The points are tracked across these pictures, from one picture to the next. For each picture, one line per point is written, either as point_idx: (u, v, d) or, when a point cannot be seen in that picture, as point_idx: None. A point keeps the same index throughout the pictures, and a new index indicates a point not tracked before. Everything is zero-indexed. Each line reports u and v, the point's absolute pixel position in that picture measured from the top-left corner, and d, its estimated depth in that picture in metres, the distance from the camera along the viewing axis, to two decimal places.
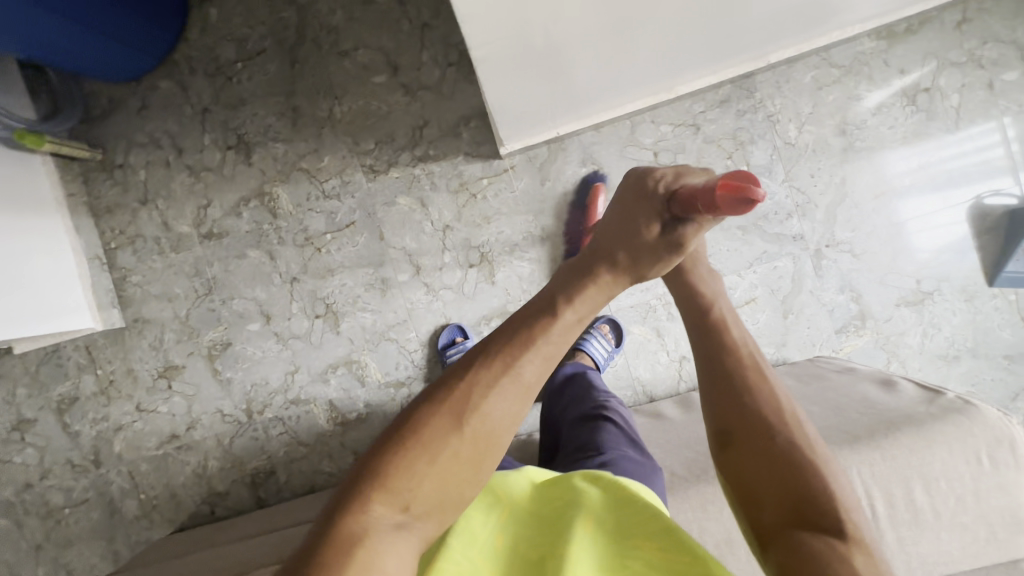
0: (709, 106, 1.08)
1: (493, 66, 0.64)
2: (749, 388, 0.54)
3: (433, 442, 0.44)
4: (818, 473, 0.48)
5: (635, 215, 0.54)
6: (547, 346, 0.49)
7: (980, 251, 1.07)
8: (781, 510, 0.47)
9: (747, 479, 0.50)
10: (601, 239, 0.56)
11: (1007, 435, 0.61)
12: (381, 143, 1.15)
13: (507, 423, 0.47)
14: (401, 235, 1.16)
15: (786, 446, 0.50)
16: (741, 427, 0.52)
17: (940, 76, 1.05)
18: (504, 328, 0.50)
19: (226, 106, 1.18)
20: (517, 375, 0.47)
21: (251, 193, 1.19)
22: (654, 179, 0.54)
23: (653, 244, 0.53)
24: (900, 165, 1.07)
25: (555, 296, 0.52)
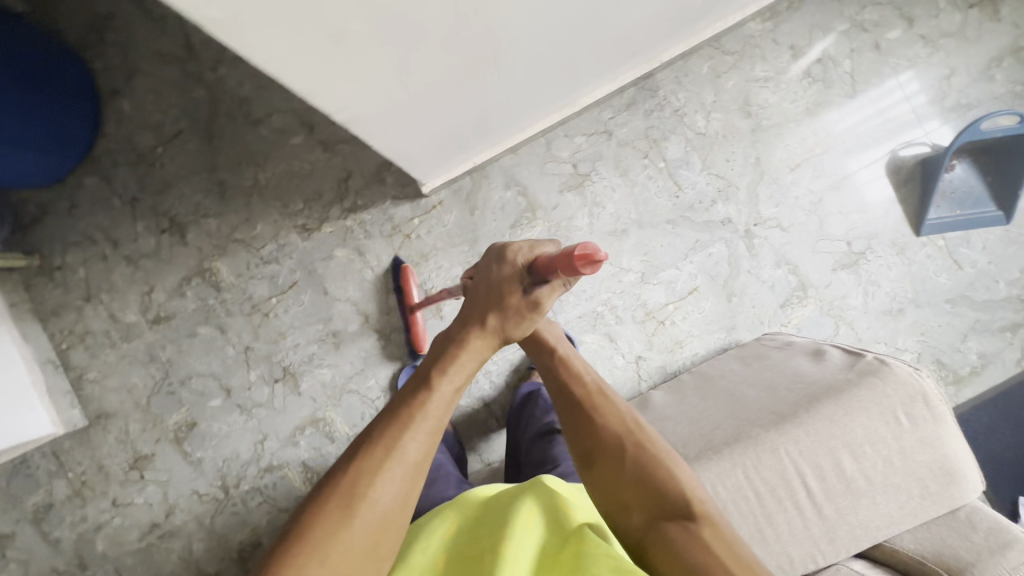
0: (618, 111, 1.11)
1: (365, 124, 0.65)
2: (596, 411, 0.65)
3: (322, 544, 0.44)
4: (665, 472, 0.58)
5: (503, 284, 0.64)
6: (431, 422, 0.53)
7: (902, 204, 1.10)
8: (646, 511, 0.56)
9: (614, 491, 0.58)
10: (474, 306, 0.65)
11: (924, 391, 0.62)
12: (309, 202, 1.17)
13: (400, 506, 0.49)
14: (344, 287, 1.18)
15: (635, 451, 0.60)
16: (597, 444, 0.62)
17: (828, 45, 1.09)
18: (386, 409, 0.54)
19: (152, 192, 1.19)
20: (400, 456, 0.50)
21: (191, 272, 1.20)
22: (514, 252, 0.65)
23: (517, 308, 0.64)
24: (808, 136, 1.10)
25: (426, 374, 0.58)
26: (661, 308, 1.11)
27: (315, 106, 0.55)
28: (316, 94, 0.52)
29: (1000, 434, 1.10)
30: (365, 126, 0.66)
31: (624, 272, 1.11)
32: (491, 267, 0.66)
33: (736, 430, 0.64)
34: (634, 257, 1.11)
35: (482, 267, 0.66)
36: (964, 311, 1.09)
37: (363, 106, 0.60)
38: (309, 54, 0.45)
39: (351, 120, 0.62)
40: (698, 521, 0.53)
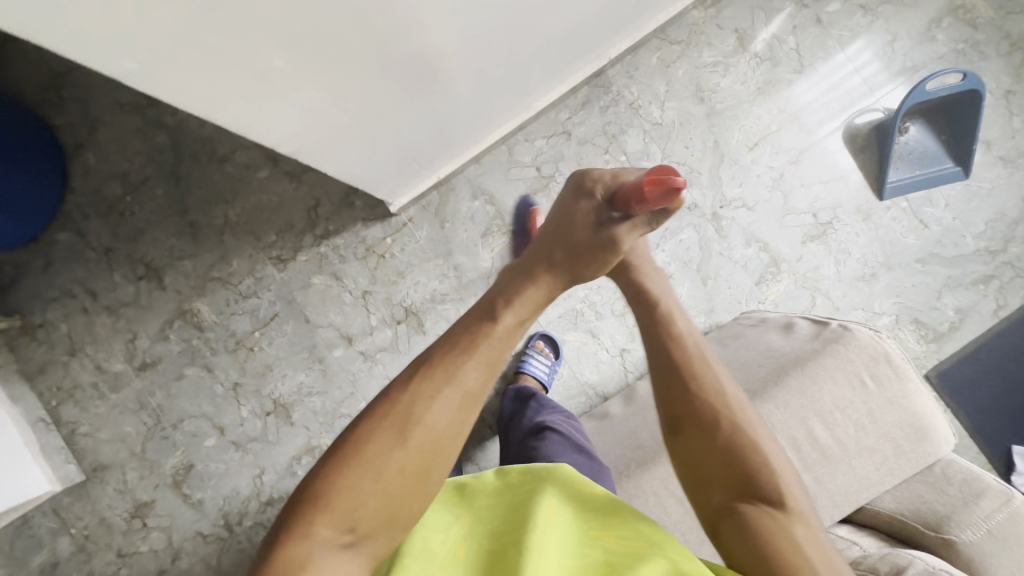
0: (574, 112, 1.13)
1: (313, 153, 0.67)
2: (695, 373, 0.57)
3: (378, 457, 0.46)
4: (761, 454, 0.53)
5: (581, 217, 0.60)
6: (490, 351, 0.52)
7: (861, 170, 1.12)
8: (729, 490, 0.52)
9: (696, 463, 0.54)
10: (548, 236, 0.61)
11: (884, 352, 0.63)
12: (281, 233, 1.18)
13: (454, 431, 0.49)
14: (325, 313, 1.18)
15: (732, 429, 0.54)
16: (690, 414, 0.55)
17: (771, 25, 1.12)
18: (449, 334, 0.53)
19: (126, 241, 1.20)
20: (458, 383, 0.49)
21: (172, 314, 1.20)
22: (593, 185, 0.62)
23: (588, 242, 0.59)
24: (762, 115, 1.12)
25: (494, 303, 0.55)
26: None
27: (254, 140, 0.56)
28: (252, 129, 0.54)
29: (987, 386, 1.11)
30: (312, 155, 0.67)
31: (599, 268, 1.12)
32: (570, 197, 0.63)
33: None
34: None
35: (559, 201, 0.63)
36: (935, 269, 1.11)
37: (304, 134, 0.61)
38: (234, 91, 0.47)
39: (295, 150, 0.63)
40: (789, 515, 0.50)
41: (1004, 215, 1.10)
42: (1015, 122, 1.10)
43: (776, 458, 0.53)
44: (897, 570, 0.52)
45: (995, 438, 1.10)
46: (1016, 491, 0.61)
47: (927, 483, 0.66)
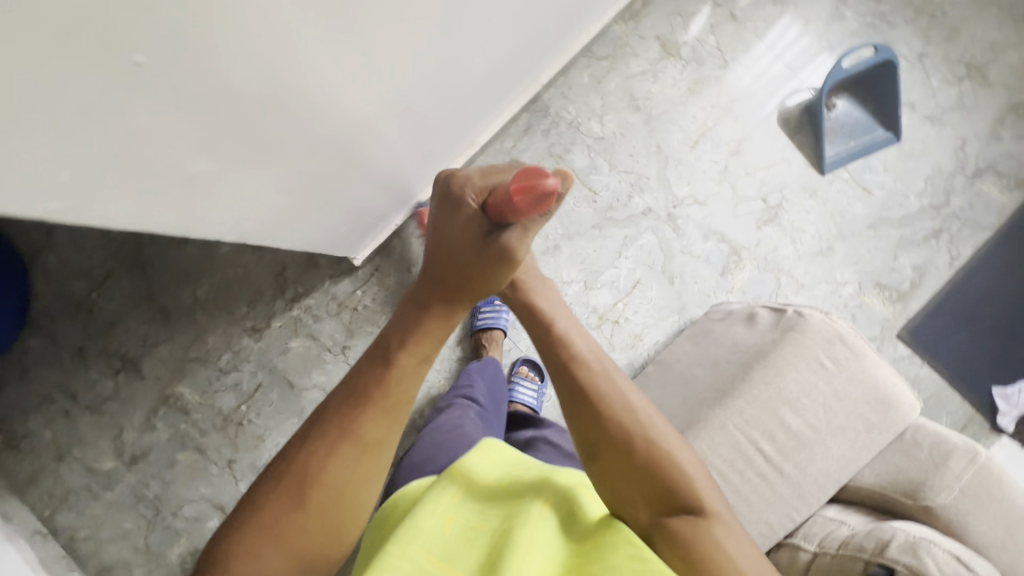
0: (517, 139, 1.15)
1: (260, 234, 0.68)
2: (597, 398, 0.57)
3: (279, 520, 0.47)
4: (674, 468, 0.55)
5: (461, 233, 0.50)
6: (385, 400, 0.50)
7: (800, 149, 1.15)
8: (652, 506, 0.54)
9: (621, 486, 0.54)
10: (430, 263, 0.51)
11: (841, 333, 0.65)
12: (253, 303, 1.19)
13: (357, 481, 0.49)
14: (307, 375, 1.19)
15: (646, 447, 0.55)
16: (606, 439, 0.55)
17: (689, 28, 1.16)
18: (344, 382, 0.51)
19: (98, 336, 1.19)
20: (352, 439, 0.49)
21: (155, 403, 1.19)
22: (465, 188, 0.49)
23: (477, 261, 0.49)
24: (697, 113, 1.16)
25: (387, 347, 0.51)
26: (612, 309, 1.14)
27: (197, 238, 0.57)
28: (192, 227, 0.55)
29: (958, 335, 1.14)
30: (260, 235, 0.68)
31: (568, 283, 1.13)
32: (440, 215, 0.51)
33: (689, 417, 0.67)
34: (572, 268, 1.14)
35: (434, 211, 0.51)
36: (886, 232, 1.14)
37: (246, 219, 0.62)
38: (166, 201, 0.48)
39: (241, 235, 0.64)
40: (707, 518, 0.53)
41: (941, 170, 1.14)
42: (933, 81, 1.14)
43: (688, 465, 0.56)
44: (882, 545, 0.53)
45: (974, 384, 1.14)
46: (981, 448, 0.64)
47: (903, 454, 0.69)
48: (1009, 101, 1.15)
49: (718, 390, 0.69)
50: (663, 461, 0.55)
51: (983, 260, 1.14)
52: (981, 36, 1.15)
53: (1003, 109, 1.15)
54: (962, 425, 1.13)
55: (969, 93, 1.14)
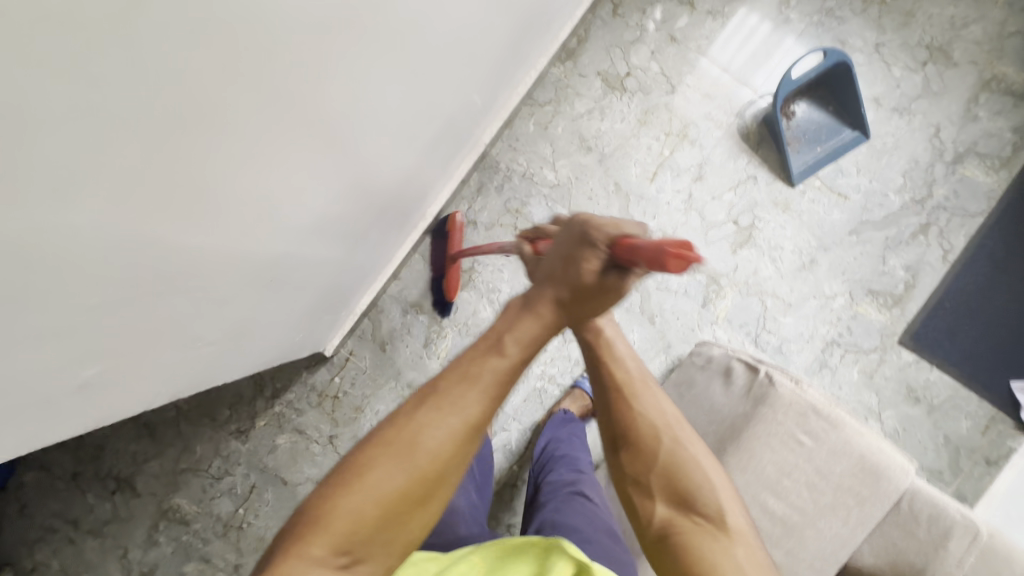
0: (472, 200, 1.12)
1: (189, 376, 0.65)
2: (636, 395, 0.60)
3: (380, 481, 0.43)
4: (701, 473, 0.55)
5: (583, 265, 0.49)
6: (499, 375, 0.48)
7: (764, 164, 1.10)
8: (669, 501, 0.55)
9: (642, 478, 0.57)
10: (546, 276, 0.52)
11: (810, 408, 0.69)
12: (235, 406, 1.17)
13: (458, 454, 0.45)
14: (298, 469, 1.16)
15: (673, 447, 0.57)
16: (631, 432, 0.58)
17: (630, 58, 1.11)
18: (461, 357, 0.49)
19: (88, 460, 1.15)
20: (462, 411, 0.46)
21: (155, 518, 1.16)
22: (599, 231, 0.49)
23: (593, 288, 0.49)
24: (652, 144, 1.11)
25: (503, 331, 0.50)
26: None
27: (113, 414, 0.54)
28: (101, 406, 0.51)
29: (964, 333, 1.07)
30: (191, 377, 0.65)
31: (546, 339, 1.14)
32: (570, 240, 0.51)
33: None
34: None
35: (564, 241, 0.52)
36: (870, 235, 1.08)
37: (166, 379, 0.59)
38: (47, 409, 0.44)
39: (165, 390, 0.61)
40: (730, 535, 0.51)
41: (918, 162, 1.08)
42: (895, 70, 1.08)
43: (716, 471, 0.56)
44: None
45: (991, 381, 1.07)
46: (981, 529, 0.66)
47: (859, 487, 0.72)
48: (980, 78, 1.07)
49: None
50: (689, 466, 0.56)
51: (978, 250, 1.07)
52: (938, 15, 1.08)
53: (975, 87, 1.07)
54: (984, 427, 1.06)
55: (935, 77, 1.08)
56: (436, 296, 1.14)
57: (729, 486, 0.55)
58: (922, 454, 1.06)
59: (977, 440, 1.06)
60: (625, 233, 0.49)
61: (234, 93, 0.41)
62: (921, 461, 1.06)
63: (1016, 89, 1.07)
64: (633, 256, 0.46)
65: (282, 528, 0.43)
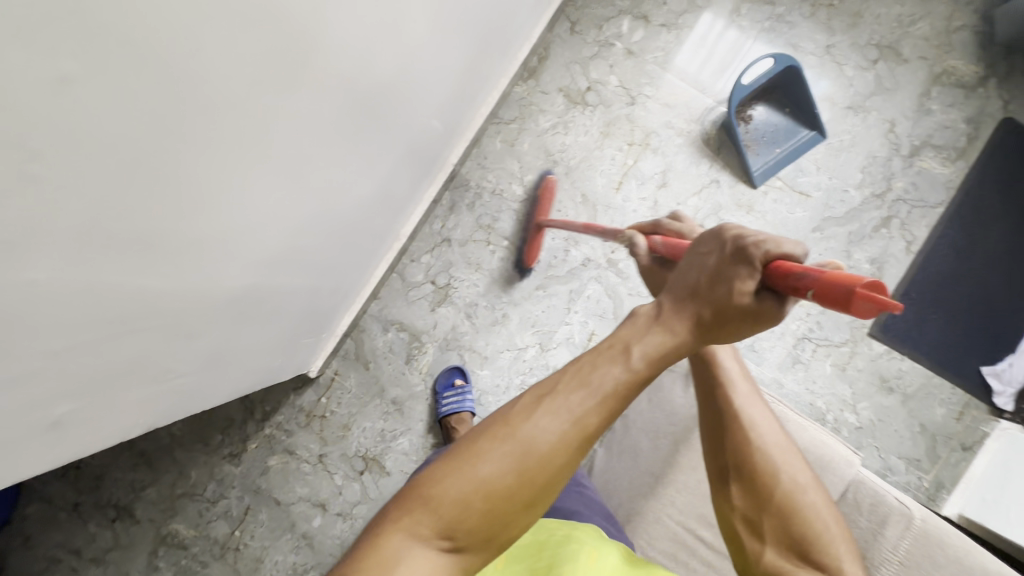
0: (445, 219, 1.16)
1: (163, 403, 0.67)
2: (753, 427, 0.58)
3: (489, 476, 0.41)
4: (817, 517, 0.54)
5: (730, 286, 0.40)
6: (621, 385, 0.42)
7: (725, 168, 1.13)
8: (782, 545, 0.54)
9: (753, 518, 0.56)
10: (684, 291, 0.43)
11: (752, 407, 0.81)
12: (226, 430, 1.20)
13: (566, 468, 0.42)
14: (290, 489, 1.19)
15: (789, 490, 0.56)
16: (745, 463, 0.57)
17: (589, 73, 1.15)
18: (588, 356, 0.44)
19: (88, 490, 1.18)
20: (579, 422, 0.41)
21: (154, 544, 1.18)
22: (759, 250, 0.39)
23: (741, 315, 0.40)
24: (616, 154, 1.14)
25: (633, 338, 0.43)
26: None
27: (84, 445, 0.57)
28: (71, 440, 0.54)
29: (931, 322, 1.09)
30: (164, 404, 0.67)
31: (525, 350, 1.15)
32: (718, 250, 0.41)
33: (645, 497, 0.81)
34: (525, 334, 1.16)
35: (709, 252, 0.42)
36: (834, 231, 1.11)
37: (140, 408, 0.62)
38: (19, 446, 0.47)
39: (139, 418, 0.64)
40: None
41: (875, 157, 1.11)
42: (847, 69, 1.12)
43: (832, 516, 0.55)
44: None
45: (963, 368, 1.08)
46: (913, 512, 0.70)
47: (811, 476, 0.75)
48: (931, 72, 1.11)
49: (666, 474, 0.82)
50: (804, 506, 0.55)
51: (941, 240, 1.09)
52: (885, 15, 1.12)
53: (926, 81, 1.11)
54: (958, 413, 1.07)
55: (887, 74, 1.11)
56: (516, 258, 1.16)
57: (844, 533, 0.55)
58: (899, 443, 1.07)
59: (952, 426, 1.07)
60: (791, 252, 0.38)
61: (185, 148, 0.44)
62: (897, 450, 1.07)
63: (966, 81, 1.10)
64: (798, 286, 0.37)
65: (391, 501, 0.43)
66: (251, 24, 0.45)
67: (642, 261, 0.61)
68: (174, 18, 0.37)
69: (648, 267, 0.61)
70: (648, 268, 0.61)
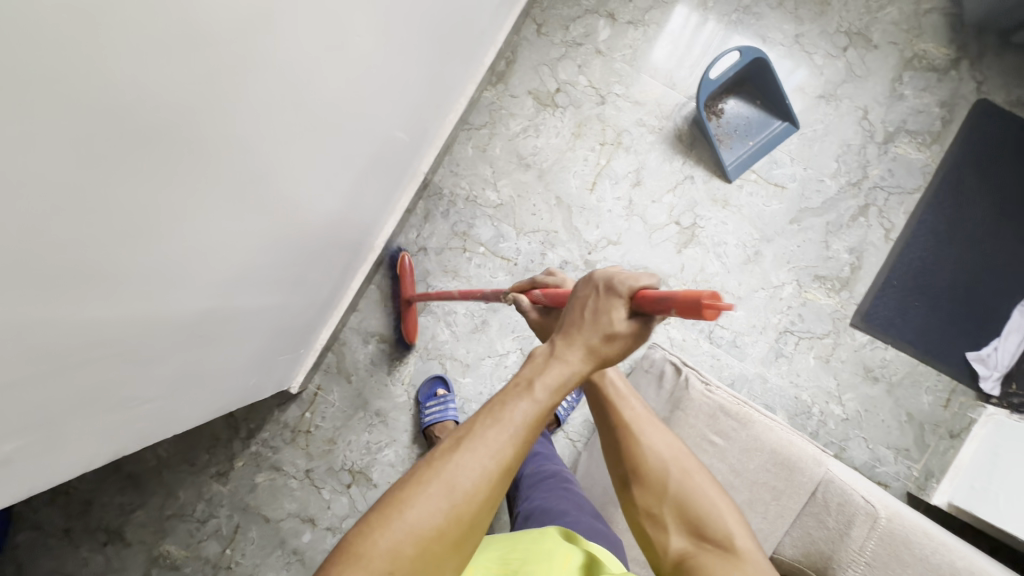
0: (420, 227, 1.16)
1: (126, 430, 0.66)
2: (639, 430, 0.59)
3: (416, 521, 0.40)
4: (712, 500, 0.54)
5: (607, 314, 0.44)
6: (531, 416, 0.43)
7: (699, 163, 1.12)
8: (684, 531, 0.53)
9: (655, 512, 0.55)
10: (570, 327, 0.45)
11: (720, 409, 0.80)
12: (212, 449, 1.20)
13: (489, 502, 0.42)
14: (279, 506, 1.18)
15: (681, 478, 0.56)
16: (638, 465, 0.57)
17: (558, 74, 1.14)
18: (497, 395, 0.45)
19: (77, 515, 1.17)
20: (496, 455, 0.42)
21: (145, 567, 1.17)
22: (621, 280, 0.44)
23: (621, 337, 0.44)
24: (589, 155, 1.14)
25: (526, 373, 0.45)
26: None
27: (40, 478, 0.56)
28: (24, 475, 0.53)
29: (914, 310, 1.08)
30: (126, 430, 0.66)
31: (506, 355, 1.15)
32: (592, 288, 0.45)
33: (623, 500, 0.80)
34: (506, 339, 1.15)
35: (584, 292, 0.46)
36: (811, 222, 1.10)
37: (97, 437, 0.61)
38: None
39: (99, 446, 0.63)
40: (739, 557, 0.49)
41: (850, 145, 1.10)
42: (817, 58, 1.11)
43: (724, 499, 0.55)
44: None
45: (948, 355, 1.07)
46: (879, 510, 0.71)
47: (779, 478, 0.76)
48: (902, 57, 1.10)
49: None
50: (696, 493, 0.55)
51: (919, 226, 1.08)
52: (852, 2, 1.11)
53: (898, 67, 1.10)
54: (946, 400, 1.06)
55: (858, 61, 1.10)
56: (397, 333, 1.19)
57: (739, 512, 0.54)
58: (887, 433, 1.06)
59: (940, 414, 1.06)
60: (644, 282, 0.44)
61: (113, 180, 0.43)
62: (885, 440, 1.06)
63: (938, 64, 1.09)
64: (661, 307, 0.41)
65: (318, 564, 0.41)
66: (184, 49, 0.43)
67: (531, 317, 0.60)
68: (83, 51, 0.35)
69: (538, 323, 0.60)
70: (539, 324, 0.60)
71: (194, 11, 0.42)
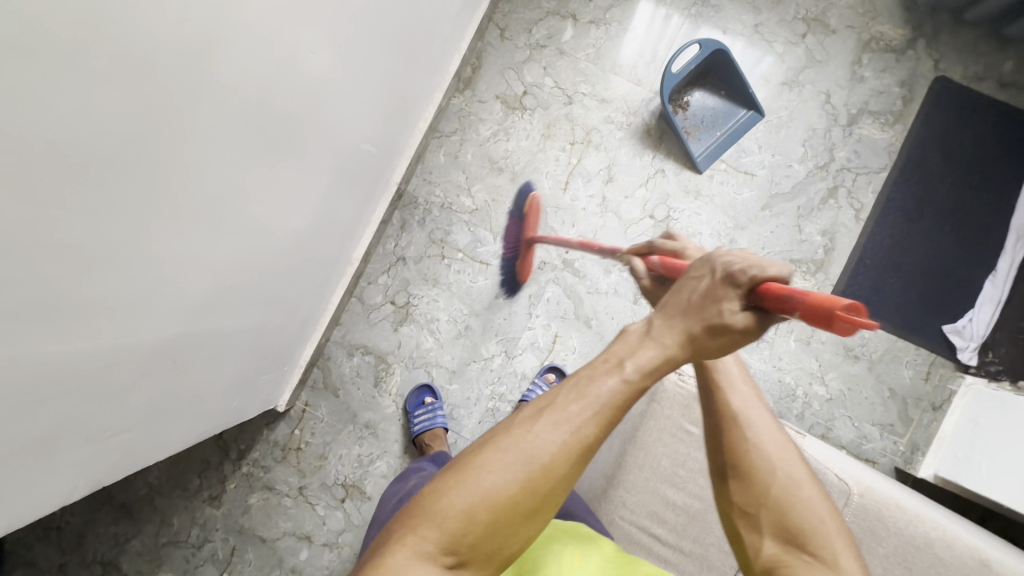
0: (398, 237, 1.17)
1: (104, 459, 0.66)
2: (747, 422, 0.55)
3: (491, 486, 0.41)
4: (818, 511, 0.51)
5: (718, 308, 0.41)
6: (615, 396, 0.42)
7: (669, 157, 1.13)
8: (779, 538, 0.51)
9: (751, 513, 0.53)
10: (673, 312, 0.43)
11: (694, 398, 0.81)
12: (203, 472, 1.19)
13: (565, 477, 0.42)
14: (274, 525, 1.17)
15: (786, 484, 0.53)
16: (740, 459, 0.54)
17: (524, 77, 1.16)
18: (582, 369, 0.44)
19: (71, 549, 1.16)
20: (575, 430, 0.41)
21: None
22: (745, 273, 0.40)
23: (728, 334, 0.41)
24: (559, 154, 1.15)
25: (619, 351, 0.44)
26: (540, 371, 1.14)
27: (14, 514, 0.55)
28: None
29: (889, 287, 1.10)
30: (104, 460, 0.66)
31: (491, 359, 1.15)
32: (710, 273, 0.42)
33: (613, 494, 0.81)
34: (490, 343, 1.16)
35: (698, 277, 0.43)
36: (782, 207, 1.11)
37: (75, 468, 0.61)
38: None
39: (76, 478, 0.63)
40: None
41: (815, 129, 1.11)
42: (776, 46, 1.13)
43: (828, 508, 0.52)
44: None
45: (926, 329, 1.08)
46: (852, 488, 0.72)
47: None
48: (859, 41, 1.12)
49: (628, 469, 0.82)
50: (801, 501, 0.52)
51: (888, 205, 1.10)
52: None
53: (856, 50, 1.12)
54: (926, 373, 1.07)
55: (817, 47, 1.12)
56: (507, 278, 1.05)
57: (842, 523, 0.51)
58: (871, 410, 1.07)
59: (922, 387, 1.07)
60: (773, 275, 0.40)
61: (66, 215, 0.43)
62: (870, 417, 1.07)
63: (895, 45, 1.11)
64: (785, 306, 0.38)
65: (401, 511, 0.44)
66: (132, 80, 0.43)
67: (644, 284, 0.59)
68: (16, 92, 0.34)
69: (650, 290, 0.59)
70: (650, 291, 0.59)
71: (139, 41, 0.42)
